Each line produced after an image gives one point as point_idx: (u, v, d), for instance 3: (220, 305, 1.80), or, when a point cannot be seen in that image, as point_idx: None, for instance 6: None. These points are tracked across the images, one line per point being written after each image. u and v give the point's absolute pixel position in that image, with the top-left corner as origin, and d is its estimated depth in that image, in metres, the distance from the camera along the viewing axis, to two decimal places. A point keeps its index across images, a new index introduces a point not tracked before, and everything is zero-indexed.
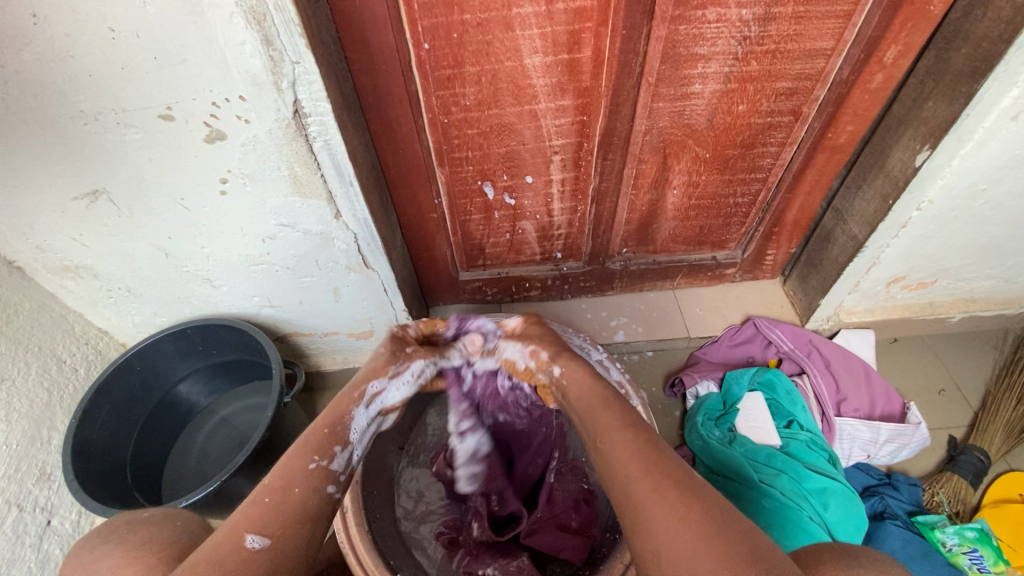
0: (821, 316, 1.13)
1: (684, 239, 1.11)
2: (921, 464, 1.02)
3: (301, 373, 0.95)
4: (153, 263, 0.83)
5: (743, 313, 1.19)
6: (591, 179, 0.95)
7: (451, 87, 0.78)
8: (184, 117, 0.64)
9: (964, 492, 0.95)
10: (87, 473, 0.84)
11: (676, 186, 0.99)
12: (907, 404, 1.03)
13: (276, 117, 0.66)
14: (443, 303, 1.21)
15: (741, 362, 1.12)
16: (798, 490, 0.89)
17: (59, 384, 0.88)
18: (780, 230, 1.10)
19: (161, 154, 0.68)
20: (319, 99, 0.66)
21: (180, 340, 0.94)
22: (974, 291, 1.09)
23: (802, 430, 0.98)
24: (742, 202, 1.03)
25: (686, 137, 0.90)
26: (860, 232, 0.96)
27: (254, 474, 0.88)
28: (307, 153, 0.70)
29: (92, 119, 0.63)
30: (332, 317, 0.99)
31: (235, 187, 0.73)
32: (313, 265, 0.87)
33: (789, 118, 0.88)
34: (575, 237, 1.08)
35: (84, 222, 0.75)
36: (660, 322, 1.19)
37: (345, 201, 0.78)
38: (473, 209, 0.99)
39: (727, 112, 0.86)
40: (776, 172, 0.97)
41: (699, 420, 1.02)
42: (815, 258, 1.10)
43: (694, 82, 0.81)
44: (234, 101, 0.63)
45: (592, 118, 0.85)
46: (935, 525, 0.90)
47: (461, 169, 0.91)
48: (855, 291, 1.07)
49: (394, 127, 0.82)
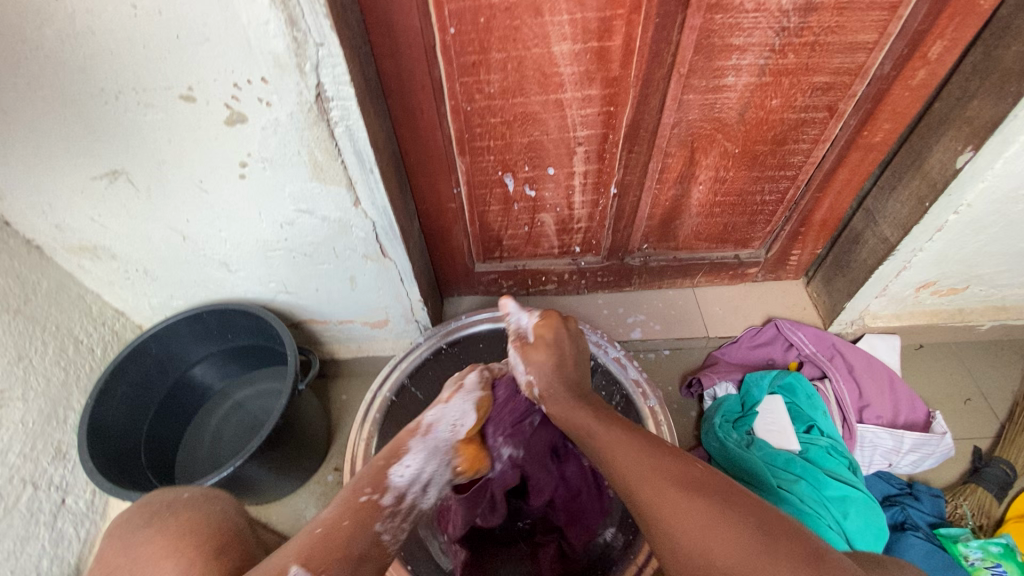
0: (844, 319, 1.10)
1: (707, 236, 1.09)
2: (944, 475, 0.99)
3: (316, 361, 0.94)
4: (170, 246, 0.83)
5: (763, 314, 1.16)
6: (614, 172, 0.93)
7: (476, 74, 0.76)
8: (205, 98, 0.63)
9: (986, 505, 0.92)
10: (102, 454, 0.84)
11: (702, 182, 0.97)
12: (933, 413, 1.00)
13: (297, 100, 0.64)
14: (457, 294, 1.20)
15: (760, 364, 1.09)
16: (817, 497, 0.87)
17: (76, 363, 0.89)
18: (806, 229, 1.07)
19: (181, 135, 0.67)
20: (343, 83, 0.64)
21: (195, 323, 0.94)
22: (1007, 298, 1.05)
23: (822, 436, 0.96)
24: (769, 200, 1.00)
25: (715, 132, 0.87)
26: (892, 235, 0.93)
27: (267, 460, 0.88)
28: (328, 138, 0.69)
29: (113, 98, 0.62)
30: (348, 305, 0.98)
31: (254, 171, 0.72)
32: (331, 253, 0.86)
33: (824, 115, 0.85)
34: (595, 231, 1.06)
35: (102, 202, 0.74)
36: (677, 320, 1.17)
37: (364, 188, 0.76)
38: (493, 200, 0.97)
39: (760, 106, 0.83)
40: (807, 170, 0.94)
41: (716, 421, 1.00)
42: (842, 260, 1.07)
43: (727, 74, 0.78)
44: (256, 83, 0.62)
45: (620, 110, 0.82)
46: (958, 538, 0.86)
47: (482, 159, 0.89)
48: (882, 295, 1.04)
49: (416, 114, 0.81)
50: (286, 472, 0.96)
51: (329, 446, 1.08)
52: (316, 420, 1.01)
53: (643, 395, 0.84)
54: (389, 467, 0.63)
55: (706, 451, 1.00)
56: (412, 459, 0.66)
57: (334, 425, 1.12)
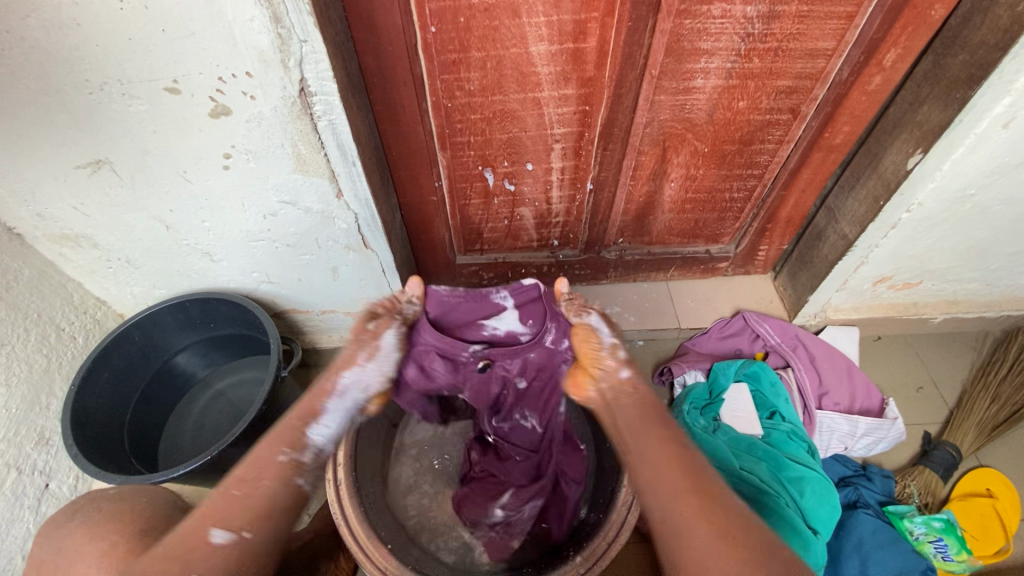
0: (809, 312, 1.16)
1: (679, 232, 1.13)
2: (895, 457, 1.05)
3: (298, 349, 0.95)
4: (154, 235, 0.84)
5: (732, 307, 1.21)
6: (591, 168, 0.96)
7: (456, 71, 0.79)
8: (190, 91, 0.65)
9: (932, 485, 0.98)
10: (85, 439, 0.85)
11: (673, 179, 1.01)
12: (886, 400, 1.06)
13: (281, 95, 0.66)
14: (439, 285, 1.23)
15: (728, 354, 1.15)
16: (777, 478, 0.92)
17: (58, 351, 0.89)
18: (773, 226, 1.12)
19: (165, 126, 0.68)
20: (326, 78, 0.66)
21: (178, 312, 0.95)
22: (958, 293, 1.12)
23: (784, 421, 1.02)
24: (737, 197, 1.05)
25: (686, 131, 0.91)
26: (850, 231, 0.99)
27: (250, 445, 0.90)
28: (311, 131, 0.71)
29: (98, 89, 0.64)
30: (331, 295, 1.00)
31: (238, 163, 0.74)
32: (313, 244, 0.88)
33: (787, 117, 0.89)
34: (572, 225, 1.10)
35: (86, 191, 0.75)
36: (651, 312, 1.21)
37: (346, 180, 0.78)
38: (473, 194, 1.00)
39: (727, 107, 0.87)
40: (772, 169, 0.99)
41: (685, 408, 1.05)
42: (806, 256, 1.12)
43: (696, 76, 0.82)
44: (240, 77, 0.64)
45: (594, 109, 0.86)
46: (904, 515, 0.93)
47: (463, 153, 0.92)
48: (843, 289, 1.10)
49: (398, 109, 0.83)
50: None
51: None
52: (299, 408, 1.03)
53: None
54: (308, 428, 0.65)
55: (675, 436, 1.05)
56: (328, 418, 0.67)
57: None
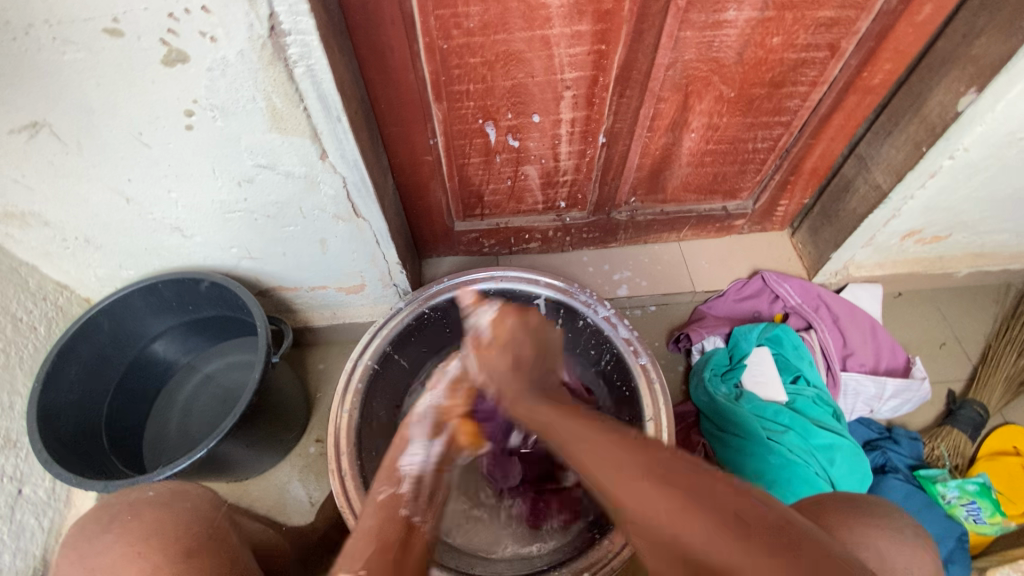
0: (830, 270, 1.10)
1: (695, 188, 1.05)
2: (919, 417, 1.02)
3: (289, 331, 0.87)
4: (113, 210, 0.74)
5: (750, 267, 1.15)
6: (603, 119, 0.87)
7: (452, 5, 0.67)
8: (135, 32, 0.53)
9: (961, 444, 0.95)
10: (57, 441, 0.77)
11: (694, 130, 0.91)
12: (911, 359, 1.02)
13: (248, 35, 0.55)
14: (437, 255, 1.14)
15: (746, 317, 1.09)
16: (805, 446, 0.89)
17: (17, 344, 0.80)
18: (796, 178, 1.04)
19: (110, 78, 0.57)
20: (300, 12, 0.54)
21: (150, 295, 0.86)
22: (986, 245, 1.06)
23: (809, 385, 0.97)
24: (761, 147, 0.96)
25: (711, 74, 0.81)
26: (885, 181, 0.91)
27: (242, 437, 0.82)
28: (287, 81, 0.60)
29: (22, 33, 0.52)
30: (320, 270, 0.91)
31: (202, 121, 0.63)
32: (297, 213, 0.78)
33: (825, 54, 0.80)
34: (581, 184, 1.00)
35: (26, 160, 0.64)
36: (664, 275, 1.14)
37: (331, 139, 0.68)
38: (473, 151, 0.90)
39: (759, 44, 0.77)
40: (802, 116, 0.90)
41: (705, 375, 0.99)
42: (830, 210, 1.05)
43: (728, 8, 0.72)
44: (196, 13, 0.52)
45: (611, 48, 0.75)
46: (936, 479, 0.90)
47: (461, 105, 0.81)
48: (869, 244, 1.03)
49: (385, 54, 0.72)
50: (264, 447, 0.91)
51: (309, 418, 1.04)
52: (294, 393, 0.96)
53: (635, 353, 0.82)
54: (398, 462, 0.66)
55: (695, 405, 1.00)
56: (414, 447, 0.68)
57: (313, 395, 1.07)
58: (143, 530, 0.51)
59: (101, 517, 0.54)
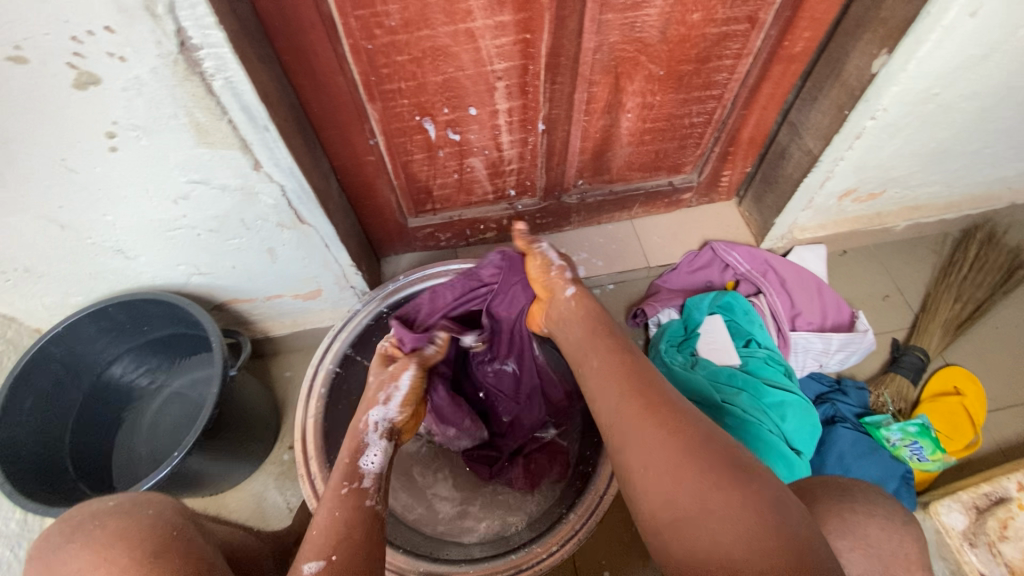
0: (775, 235, 1.14)
1: (639, 166, 1.07)
2: (866, 367, 1.08)
3: (247, 342, 0.87)
4: (49, 238, 0.73)
5: (700, 238, 1.18)
6: (540, 106, 0.88)
7: (370, 5, 0.67)
8: (40, 58, 0.52)
9: (904, 390, 1.01)
10: (19, 473, 0.77)
11: (630, 110, 0.93)
12: (856, 313, 1.07)
13: (158, 52, 0.55)
14: (394, 253, 1.15)
15: (699, 287, 1.12)
16: (759, 406, 0.93)
17: None
18: (735, 149, 1.07)
19: (21, 106, 0.56)
20: (208, 26, 0.54)
21: (102, 320, 0.85)
22: (919, 198, 1.10)
23: (760, 347, 1.01)
24: (697, 122, 0.98)
25: (638, 54, 0.83)
26: (815, 146, 0.94)
27: (210, 451, 0.83)
28: (206, 94, 0.60)
29: None
30: (274, 279, 0.91)
31: (126, 142, 0.62)
32: (240, 225, 0.78)
33: (745, 27, 0.82)
34: (528, 172, 1.02)
35: None
36: (618, 254, 1.17)
37: (262, 149, 0.68)
38: (415, 148, 0.90)
39: (681, 22, 0.79)
40: (732, 88, 0.92)
41: (662, 347, 1.03)
42: (770, 177, 1.09)
43: None
44: (100, 34, 0.52)
45: (536, 36, 0.76)
46: (881, 424, 0.95)
47: (396, 104, 0.82)
48: (809, 207, 1.07)
49: (310, 57, 0.71)
50: (235, 459, 0.92)
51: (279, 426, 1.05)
52: (260, 402, 0.97)
53: None
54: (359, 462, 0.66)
55: None
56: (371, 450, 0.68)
57: (282, 403, 1.08)
58: (103, 550, 0.52)
59: (59, 541, 0.54)
